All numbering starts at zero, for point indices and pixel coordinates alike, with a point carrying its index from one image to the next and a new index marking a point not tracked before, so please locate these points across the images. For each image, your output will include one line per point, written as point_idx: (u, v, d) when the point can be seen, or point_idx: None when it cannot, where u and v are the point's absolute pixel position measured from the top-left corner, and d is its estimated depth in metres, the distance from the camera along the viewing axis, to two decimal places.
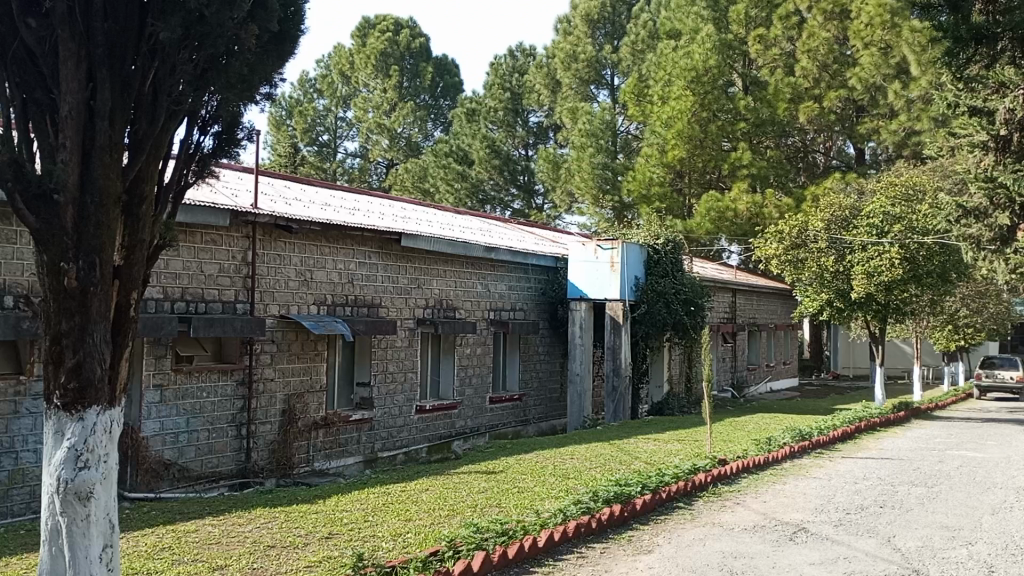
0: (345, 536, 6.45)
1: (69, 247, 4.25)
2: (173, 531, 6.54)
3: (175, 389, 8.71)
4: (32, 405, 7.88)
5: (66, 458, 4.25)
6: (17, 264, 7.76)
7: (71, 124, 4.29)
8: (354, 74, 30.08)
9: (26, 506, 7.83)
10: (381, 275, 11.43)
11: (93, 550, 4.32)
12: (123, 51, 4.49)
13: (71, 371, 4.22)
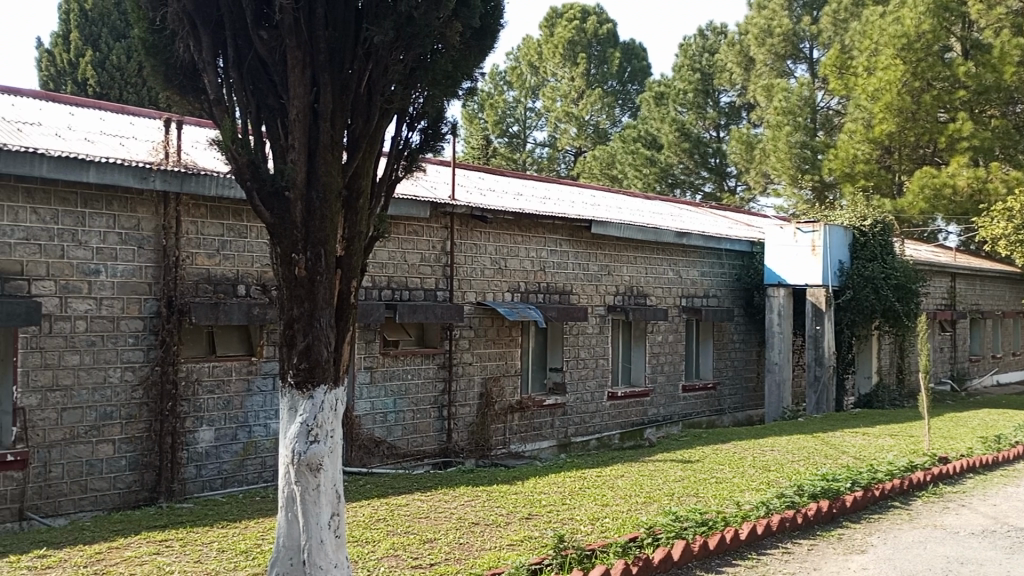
0: (544, 518, 6.61)
1: (299, 239, 4.64)
2: (387, 504, 7.00)
3: (383, 371, 9.29)
4: (262, 383, 8.69)
5: (299, 431, 4.64)
6: (248, 255, 8.57)
7: (298, 127, 4.64)
8: (542, 64, 30.38)
9: (258, 476, 8.67)
10: (572, 262, 11.56)
11: (324, 517, 4.70)
12: (343, 54, 4.77)
13: (302, 353, 4.63)
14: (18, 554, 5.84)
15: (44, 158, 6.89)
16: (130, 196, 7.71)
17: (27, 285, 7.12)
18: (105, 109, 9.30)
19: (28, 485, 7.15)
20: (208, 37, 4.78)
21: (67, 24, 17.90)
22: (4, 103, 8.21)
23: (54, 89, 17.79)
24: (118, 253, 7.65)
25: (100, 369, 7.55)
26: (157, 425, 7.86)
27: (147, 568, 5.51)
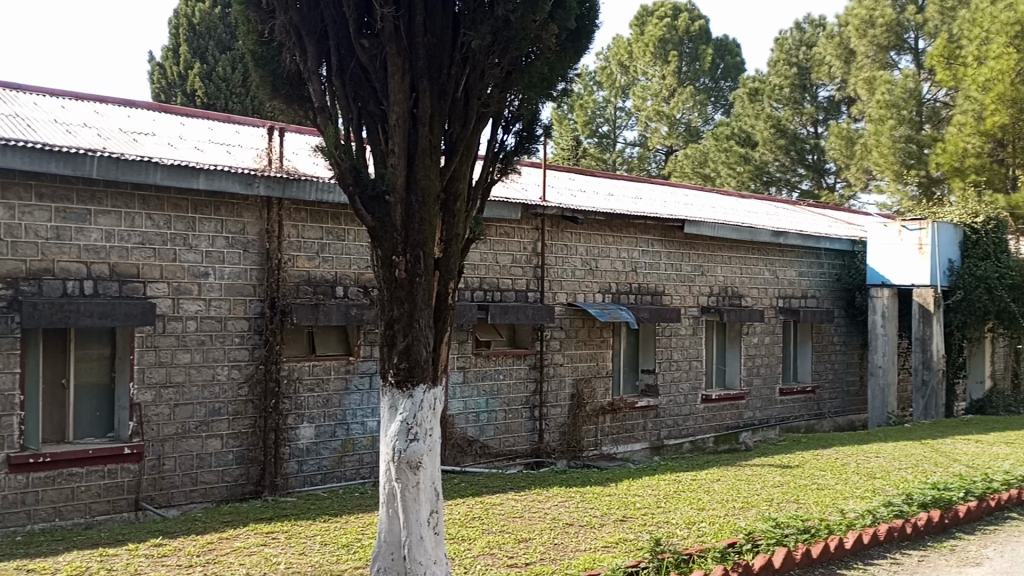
0: (639, 521, 6.55)
1: (399, 242, 4.74)
2: (482, 503, 7.08)
3: (476, 371, 9.40)
4: (359, 382, 8.92)
5: (399, 430, 4.74)
6: (346, 258, 8.81)
7: (398, 131, 4.76)
8: (632, 63, 30.11)
9: (356, 472, 8.89)
10: (664, 263, 11.42)
11: (424, 514, 4.80)
12: (441, 60, 4.85)
13: (402, 353, 4.73)
14: (138, 542, 6.18)
15: (158, 167, 7.26)
16: (236, 202, 8.04)
17: (143, 287, 7.52)
18: (212, 118, 9.72)
19: (144, 477, 7.55)
20: (313, 48, 4.94)
21: (176, 38, 18.79)
22: (121, 115, 8.69)
23: (165, 100, 18.72)
24: (225, 257, 7.99)
25: (209, 367, 7.90)
26: (261, 421, 8.17)
27: (255, 559, 5.74)
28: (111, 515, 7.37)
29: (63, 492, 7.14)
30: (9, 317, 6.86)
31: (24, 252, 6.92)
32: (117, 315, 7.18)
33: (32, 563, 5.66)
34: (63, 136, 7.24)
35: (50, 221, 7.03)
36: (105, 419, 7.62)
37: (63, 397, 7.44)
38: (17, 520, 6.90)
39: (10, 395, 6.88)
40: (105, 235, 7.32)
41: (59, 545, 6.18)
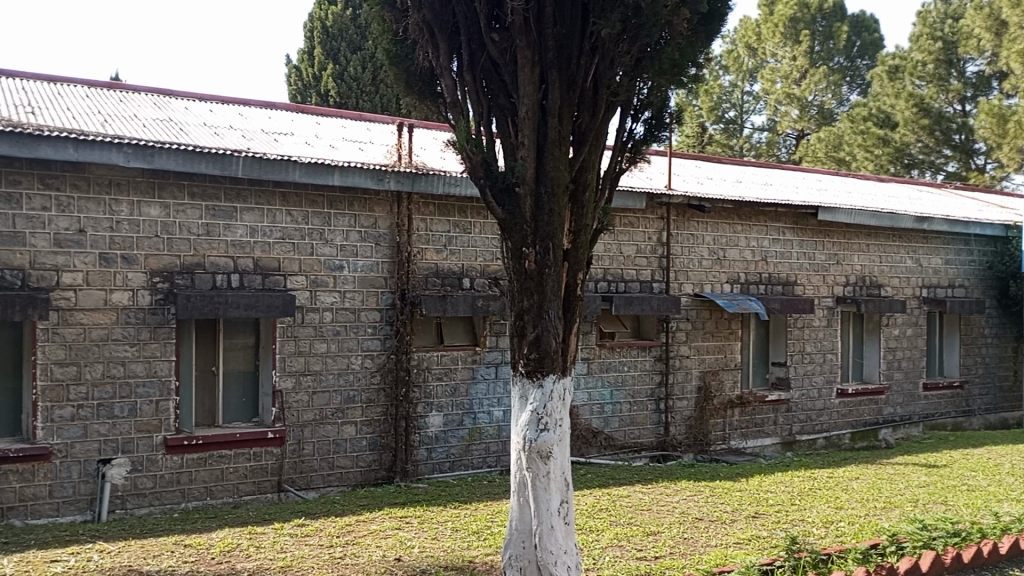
0: (772, 518, 6.35)
1: (528, 233, 4.78)
2: (609, 495, 7.06)
3: (600, 362, 9.37)
4: (486, 372, 9.06)
5: (529, 419, 4.79)
6: (472, 250, 8.96)
7: (528, 124, 4.79)
8: (761, 45, 29.09)
9: (483, 460, 9.05)
10: (796, 251, 11.00)
11: (554, 503, 4.83)
12: (570, 50, 4.84)
13: (532, 344, 4.78)
14: (282, 522, 6.53)
15: (297, 165, 7.61)
16: (368, 197, 8.33)
17: (284, 280, 7.92)
18: (346, 117, 10.10)
19: (285, 460, 7.95)
20: (445, 43, 5.04)
21: (311, 41, 19.66)
22: (262, 117, 9.16)
23: (302, 101, 19.65)
24: (358, 250, 8.30)
25: (344, 356, 8.23)
26: (393, 409, 8.45)
27: (391, 542, 5.96)
28: (256, 495, 7.82)
29: (214, 472, 7.62)
30: (166, 308, 7.38)
31: (178, 248, 7.42)
32: (260, 306, 7.60)
33: (189, 537, 6.08)
34: (211, 138, 7.70)
35: (200, 219, 7.50)
36: (250, 405, 8.06)
37: (213, 383, 7.91)
38: (174, 497, 7.44)
39: (168, 381, 7.40)
40: (249, 231, 7.74)
41: (212, 523, 6.61)
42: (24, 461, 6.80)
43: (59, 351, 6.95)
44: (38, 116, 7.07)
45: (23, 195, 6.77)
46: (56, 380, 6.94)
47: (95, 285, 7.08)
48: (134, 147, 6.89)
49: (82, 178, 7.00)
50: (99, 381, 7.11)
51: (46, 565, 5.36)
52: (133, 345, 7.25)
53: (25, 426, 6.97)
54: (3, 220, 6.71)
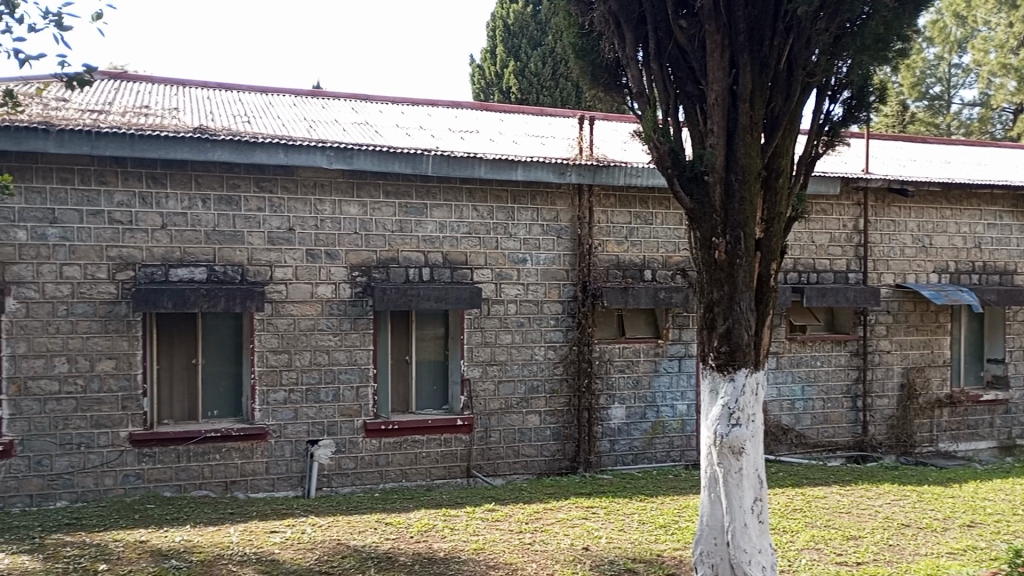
0: (992, 528, 5.82)
1: (718, 223, 4.66)
2: (803, 495, 6.75)
3: (790, 357, 8.96)
4: (668, 365, 8.92)
5: (721, 414, 4.66)
6: (654, 241, 8.84)
7: (717, 110, 4.66)
8: (971, 12, 26.52)
9: (667, 454, 8.93)
10: (1016, 237, 9.97)
11: (747, 501, 4.69)
12: (763, 32, 4.67)
13: (722, 336, 4.65)
14: (474, 506, 6.78)
15: (482, 161, 7.85)
16: (551, 190, 8.44)
17: (471, 273, 8.20)
18: (528, 112, 10.28)
19: (474, 447, 8.24)
20: (630, 33, 4.99)
21: (493, 40, 20.22)
22: (449, 116, 9.52)
23: (485, 99, 20.26)
24: (541, 243, 8.43)
25: (528, 347, 8.41)
26: (576, 400, 8.52)
27: (579, 531, 6.03)
28: (447, 479, 8.17)
29: (408, 456, 8.04)
30: (365, 300, 7.86)
31: (374, 243, 7.88)
32: (450, 298, 7.91)
33: (390, 516, 6.46)
34: (403, 139, 8.10)
35: (394, 216, 7.92)
36: (441, 392, 8.41)
37: (407, 371, 8.31)
38: (373, 478, 7.92)
39: (367, 368, 7.88)
40: (439, 226, 8.08)
41: (410, 503, 6.98)
42: (244, 440, 7.50)
43: (273, 340, 7.59)
44: (253, 124, 7.74)
45: (241, 197, 7.45)
46: (271, 366, 7.58)
47: (303, 280, 7.66)
48: (336, 150, 7.38)
49: (291, 181, 7.60)
50: (307, 367, 7.69)
51: (267, 535, 5.89)
52: (336, 335, 7.78)
53: (245, 407, 7.68)
54: (225, 220, 7.41)
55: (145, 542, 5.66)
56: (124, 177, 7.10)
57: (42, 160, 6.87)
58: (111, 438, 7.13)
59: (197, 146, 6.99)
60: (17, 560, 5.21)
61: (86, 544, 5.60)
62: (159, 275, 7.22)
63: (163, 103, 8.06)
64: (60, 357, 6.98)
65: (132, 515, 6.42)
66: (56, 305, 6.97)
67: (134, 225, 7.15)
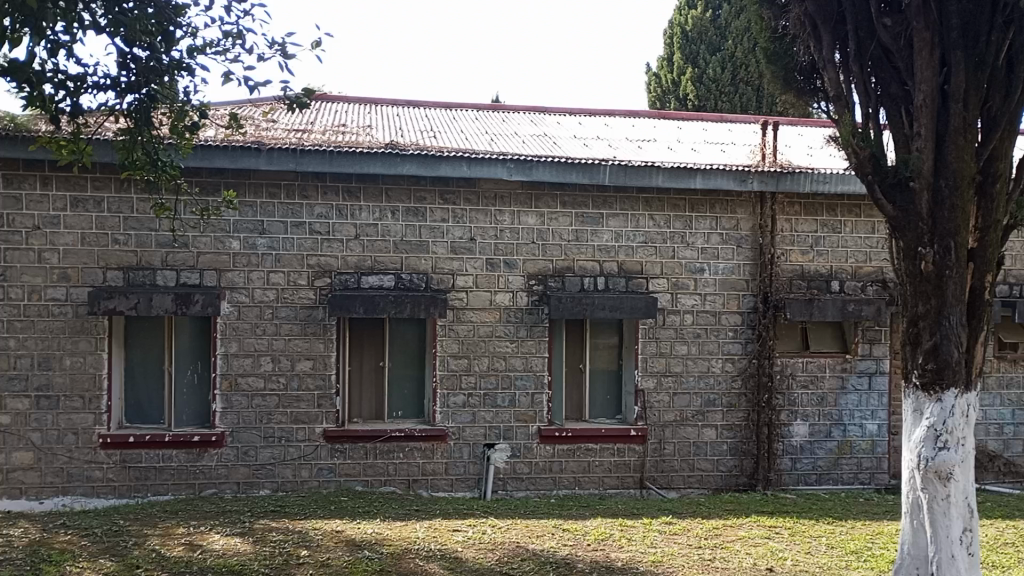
0: None
1: (925, 232, 4.37)
2: (1015, 528, 6.18)
3: (998, 377, 8.22)
4: (857, 382, 8.43)
5: (926, 436, 4.35)
6: (843, 251, 8.41)
7: (926, 112, 4.39)
8: None
9: (854, 476, 8.44)
10: None
11: (955, 531, 4.34)
12: (978, 28, 4.37)
13: (928, 353, 4.34)
14: (651, 518, 6.72)
15: (660, 170, 7.79)
16: (731, 199, 8.23)
17: (646, 282, 8.14)
18: (706, 119, 10.10)
19: (648, 458, 8.15)
20: (828, 35, 4.79)
21: (671, 47, 20.04)
22: (626, 125, 9.52)
23: (661, 107, 20.13)
24: (720, 253, 8.24)
25: (705, 359, 8.23)
26: (755, 415, 8.24)
27: (762, 551, 5.82)
28: (620, 490, 8.13)
29: (581, 464, 8.08)
30: (541, 309, 7.99)
31: (552, 253, 8.01)
32: (625, 308, 7.89)
33: (567, 523, 6.52)
34: (581, 149, 8.19)
35: (571, 225, 8.02)
36: (614, 402, 8.40)
37: (581, 379, 8.37)
38: (547, 484, 8.03)
39: (542, 375, 8.00)
40: (615, 236, 8.09)
41: (586, 511, 7.02)
42: (425, 440, 7.83)
43: (454, 345, 7.88)
44: (439, 138, 8.10)
45: (427, 209, 7.80)
46: (452, 371, 7.88)
47: (483, 287, 7.91)
48: (516, 161, 7.58)
49: (473, 192, 7.87)
50: (485, 372, 7.92)
51: (450, 533, 6.12)
52: (513, 342, 7.96)
53: (427, 409, 8.02)
54: (412, 231, 7.79)
55: (340, 532, 6.05)
56: (323, 190, 7.63)
57: (253, 176, 7.52)
58: (308, 433, 7.66)
59: (388, 161, 7.40)
60: (232, 541, 5.72)
61: (289, 530, 6.05)
62: (353, 282, 7.70)
63: (358, 120, 8.60)
64: (265, 356, 7.60)
65: (328, 506, 6.87)
66: (263, 309, 7.59)
67: (331, 235, 7.67)
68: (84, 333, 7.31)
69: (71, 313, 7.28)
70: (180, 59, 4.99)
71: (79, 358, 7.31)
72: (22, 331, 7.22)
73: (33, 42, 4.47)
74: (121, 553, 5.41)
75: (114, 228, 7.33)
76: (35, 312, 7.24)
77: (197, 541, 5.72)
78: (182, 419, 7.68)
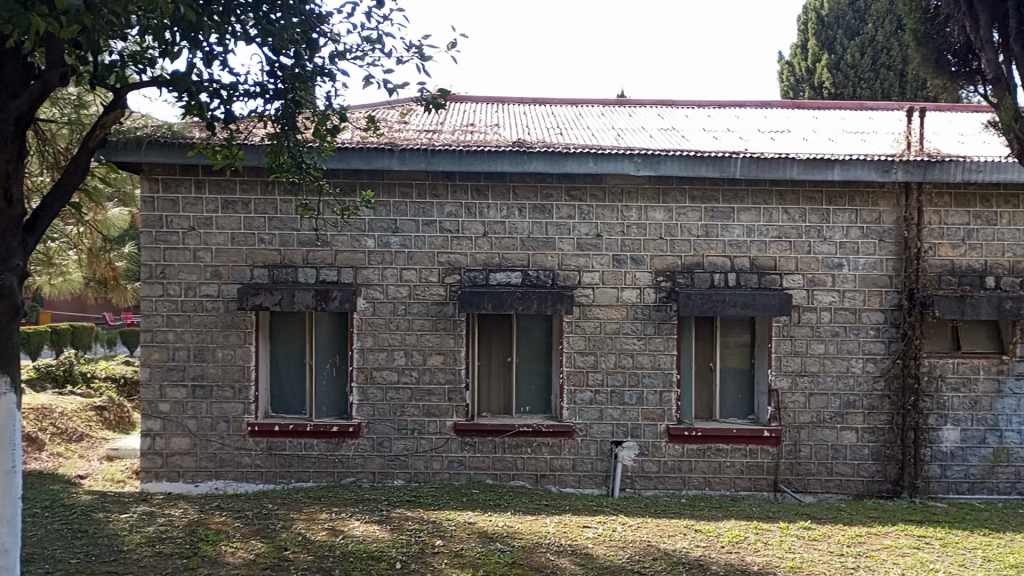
0: None
1: None
2: None
3: None
4: (1015, 385, 7.84)
5: None
6: (999, 244, 7.84)
7: None
8: None
9: (1012, 486, 7.87)
10: None
11: None
12: None
13: None
14: (788, 522, 6.50)
15: (795, 162, 7.50)
16: (872, 190, 7.83)
17: (780, 278, 7.87)
18: (845, 108, 9.66)
19: (782, 460, 7.88)
20: (985, 13, 4.46)
21: (805, 33, 19.26)
22: (758, 117, 9.23)
23: (794, 97, 19.43)
24: (860, 247, 7.86)
25: (843, 359, 7.88)
26: (899, 418, 7.81)
27: (910, 561, 5.51)
28: (753, 492, 7.90)
29: (712, 465, 7.90)
30: (669, 305, 7.86)
31: (680, 249, 7.87)
32: (758, 305, 7.64)
33: (699, 524, 6.40)
34: (711, 142, 8.00)
35: (701, 220, 7.85)
36: (746, 402, 8.18)
37: (711, 378, 8.19)
38: (677, 484, 7.91)
39: (670, 373, 7.87)
40: (747, 231, 7.86)
41: (719, 512, 6.87)
42: (553, 436, 7.87)
43: (580, 341, 7.88)
44: (566, 135, 8.12)
45: (554, 206, 7.83)
46: (578, 367, 7.88)
47: (610, 284, 7.87)
48: (644, 156, 7.49)
49: (600, 188, 7.84)
50: (612, 370, 7.88)
51: (580, 530, 6.13)
52: (641, 339, 7.87)
53: (554, 405, 8.06)
54: (539, 228, 7.84)
55: (473, 524, 6.17)
56: (453, 189, 7.80)
57: (387, 177, 7.78)
58: (438, 426, 7.85)
59: (516, 159, 7.48)
60: (371, 528, 5.94)
61: (424, 520, 6.23)
62: (482, 278, 7.83)
63: (486, 120, 8.74)
64: (399, 351, 7.84)
65: (461, 498, 7.03)
66: (396, 305, 7.84)
67: (460, 233, 7.82)
68: (233, 327, 7.77)
69: (223, 308, 7.76)
70: (322, 65, 5.24)
71: (230, 351, 7.78)
72: (179, 325, 7.76)
73: (190, 54, 4.79)
74: (270, 535, 5.72)
75: (260, 228, 7.76)
76: (191, 308, 7.75)
77: (338, 527, 5.98)
78: (322, 410, 8.04)
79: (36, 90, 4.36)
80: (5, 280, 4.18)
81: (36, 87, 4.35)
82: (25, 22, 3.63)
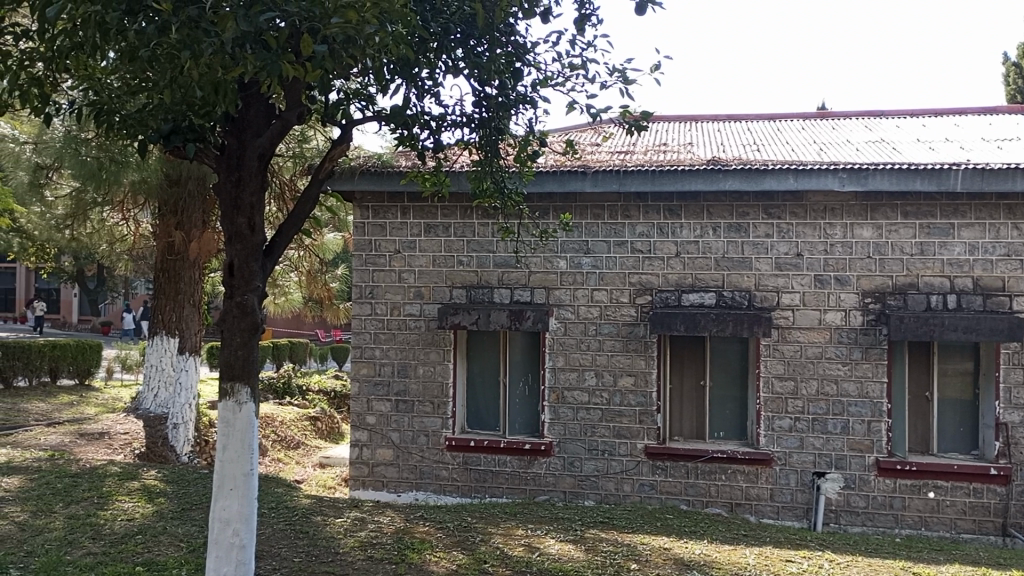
0: None
1: None
2: None
3: None
4: None
5: None
6: None
7: None
8: None
9: None
10: None
11: None
12: None
13: None
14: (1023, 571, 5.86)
15: None
16: None
17: (1010, 300, 7.15)
18: None
19: (1012, 502, 7.13)
20: None
21: None
22: (981, 124, 8.49)
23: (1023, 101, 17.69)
24: None
25: None
26: None
27: None
28: (977, 535, 7.19)
29: (929, 503, 7.28)
30: (878, 329, 7.36)
31: (891, 268, 7.35)
32: (983, 329, 6.97)
33: (917, 566, 5.91)
34: (926, 153, 7.45)
35: (914, 238, 7.31)
36: (969, 436, 7.47)
37: (926, 408, 7.55)
38: (888, 521, 7.35)
39: (880, 402, 7.35)
40: (969, 248, 7.22)
41: (941, 555, 6.30)
42: (749, 464, 7.57)
43: (779, 366, 7.55)
44: (764, 152, 7.86)
45: (750, 224, 7.59)
46: (777, 393, 7.55)
47: (811, 306, 7.49)
48: (850, 171, 7.09)
49: (800, 206, 7.50)
50: (815, 397, 7.47)
51: (783, 563, 5.84)
52: (847, 364, 7.42)
53: (751, 432, 7.77)
54: (735, 247, 7.62)
55: (668, 549, 6.07)
56: (645, 210, 7.77)
57: (580, 199, 7.88)
58: (629, 448, 7.79)
59: (711, 178, 7.34)
60: (566, 547, 5.99)
61: (619, 542, 6.20)
62: (674, 299, 7.72)
63: (679, 138, 8.65)
64: (590, 371, 7.88)
65: (654, 522, 6.92)
66: (587, 325, 7.89)
67: (652, 254, 7.77)
68: (434, 345, 8.15)
69: (424, 326, 8.17)
70: (525, 93, 5.42)
71: (430, 367, 8.16)
72: (385, 342, 8.24)
73: (406, 89, 5.13)
74: (470, 547, 5.91)
75: (459, 251, 8.10)
76: (396, 326, 8.22)
77: (534, 543, 6.08)
78: (515, 427, 8.22)
79: (276, 129, 4.81)
80: (248, 301, 4.65)
81: (276, 125, 4.82)
82: (276, 69, 4.06)
